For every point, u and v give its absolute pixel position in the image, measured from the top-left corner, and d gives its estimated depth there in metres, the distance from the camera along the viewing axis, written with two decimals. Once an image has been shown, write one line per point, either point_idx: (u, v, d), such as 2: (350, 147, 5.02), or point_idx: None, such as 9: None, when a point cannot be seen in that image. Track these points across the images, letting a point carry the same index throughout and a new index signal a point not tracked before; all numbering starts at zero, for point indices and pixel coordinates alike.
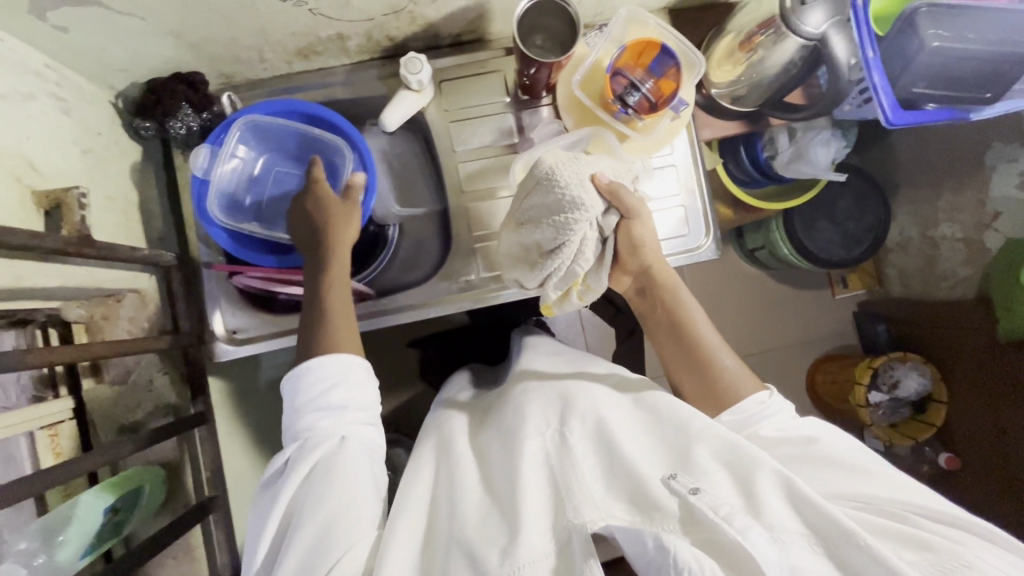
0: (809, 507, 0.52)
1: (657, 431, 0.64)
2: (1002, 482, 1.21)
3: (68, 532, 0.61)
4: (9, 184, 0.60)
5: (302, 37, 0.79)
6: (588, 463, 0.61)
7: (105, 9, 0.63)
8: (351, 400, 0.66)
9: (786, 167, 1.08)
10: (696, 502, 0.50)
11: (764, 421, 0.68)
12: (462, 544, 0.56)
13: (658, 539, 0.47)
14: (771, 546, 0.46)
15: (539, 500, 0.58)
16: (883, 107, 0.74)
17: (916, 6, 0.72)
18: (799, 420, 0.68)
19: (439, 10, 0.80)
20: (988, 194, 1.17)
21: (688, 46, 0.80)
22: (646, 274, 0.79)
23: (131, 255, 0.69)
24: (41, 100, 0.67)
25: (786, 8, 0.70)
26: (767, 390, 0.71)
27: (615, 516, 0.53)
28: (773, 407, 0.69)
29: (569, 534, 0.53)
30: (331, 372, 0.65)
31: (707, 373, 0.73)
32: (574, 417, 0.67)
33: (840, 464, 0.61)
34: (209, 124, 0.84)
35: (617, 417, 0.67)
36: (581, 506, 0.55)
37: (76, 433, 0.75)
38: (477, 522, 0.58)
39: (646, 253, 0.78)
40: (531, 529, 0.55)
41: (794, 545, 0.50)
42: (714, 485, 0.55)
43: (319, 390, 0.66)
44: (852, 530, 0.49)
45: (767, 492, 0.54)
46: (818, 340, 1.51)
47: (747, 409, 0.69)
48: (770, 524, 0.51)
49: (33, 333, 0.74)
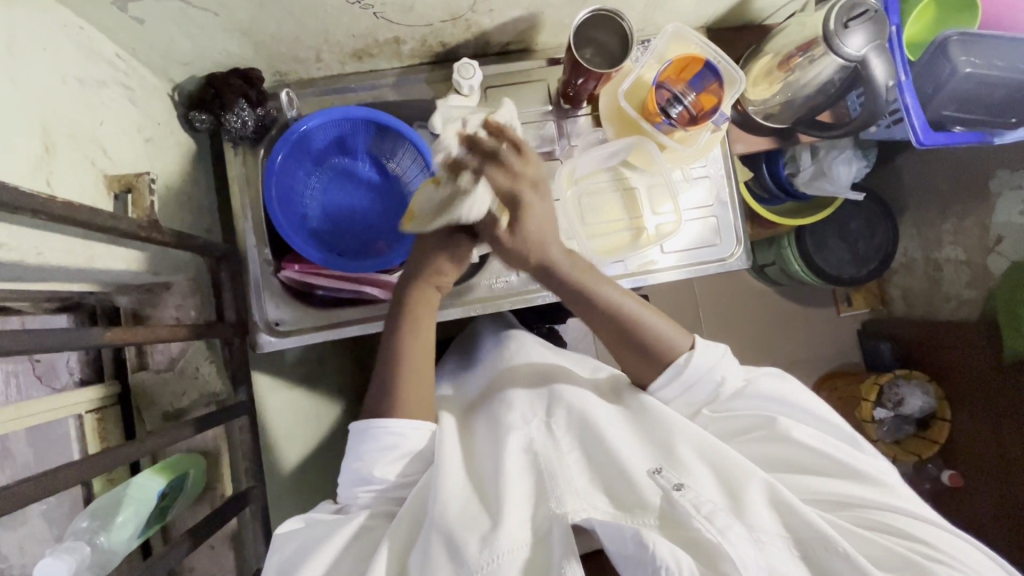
0: (788, 512, 0.56)
1: (645, 429, 0.67)
2: (1004, 501, 1.24)
3: (127, 512, 0.62)
4: (85, 168, 0.62)
5: (361, 38, 0.81)
6: (573, 454, 0.64)
7: (184, 2, 0.65)
8: (397, 470, 0.67)
9: (808, 185, 1.11)
10: (678, 498, 0.54)
11: (696, 384, 0.71)
12: (443, 525, 0.58)
13: (637, 535, 0.50)
14: (749, 546, 0.50)
15: (523, 489, 0.60)
16: (915, 128, 0.81)
17: (948, 34, 0.78)
18: (756, 399, 0.70)
19: (493, 18, 0.84)
20: (992, 219, 1.20)
21: (731, 63, 0.83)
22: (546, 265, 0.69)
23: (192, 243, 0.70)
24: (111, 88, 0.69)
25: (830, 30, 0.74)
26: (691, 347, 0.71)
27: (598, 509, 0.55)
28: (693, 369, 0.70)
29: (550, 523, 0.56)
30: (385, 442, 0.66)
31: (635, 343, 0.71)
32: (560, 408, 0.70)
33: (805, 447, 0.65)
34: (264, 120, 0.84)
35: (603, 411, 0.70)
36: (564, 496, 0.57)
37: (120, 418, 0.78)
38: (459, 508, 0.60)
39: (546, 239, 0.68)
40: (515, 518, 0.57)
41: (771, 545, 0.53)
42: (698, 483, 0.59)
43: (368, 458, 0.67)
44: (831, 539, 0.53)
45: (748, 493, 0.58)
46: (823, 357, 1.54)
47: (677, 370, 0.71)
48: (752, 524, 0.55)
49: (83, 315, 0.75)
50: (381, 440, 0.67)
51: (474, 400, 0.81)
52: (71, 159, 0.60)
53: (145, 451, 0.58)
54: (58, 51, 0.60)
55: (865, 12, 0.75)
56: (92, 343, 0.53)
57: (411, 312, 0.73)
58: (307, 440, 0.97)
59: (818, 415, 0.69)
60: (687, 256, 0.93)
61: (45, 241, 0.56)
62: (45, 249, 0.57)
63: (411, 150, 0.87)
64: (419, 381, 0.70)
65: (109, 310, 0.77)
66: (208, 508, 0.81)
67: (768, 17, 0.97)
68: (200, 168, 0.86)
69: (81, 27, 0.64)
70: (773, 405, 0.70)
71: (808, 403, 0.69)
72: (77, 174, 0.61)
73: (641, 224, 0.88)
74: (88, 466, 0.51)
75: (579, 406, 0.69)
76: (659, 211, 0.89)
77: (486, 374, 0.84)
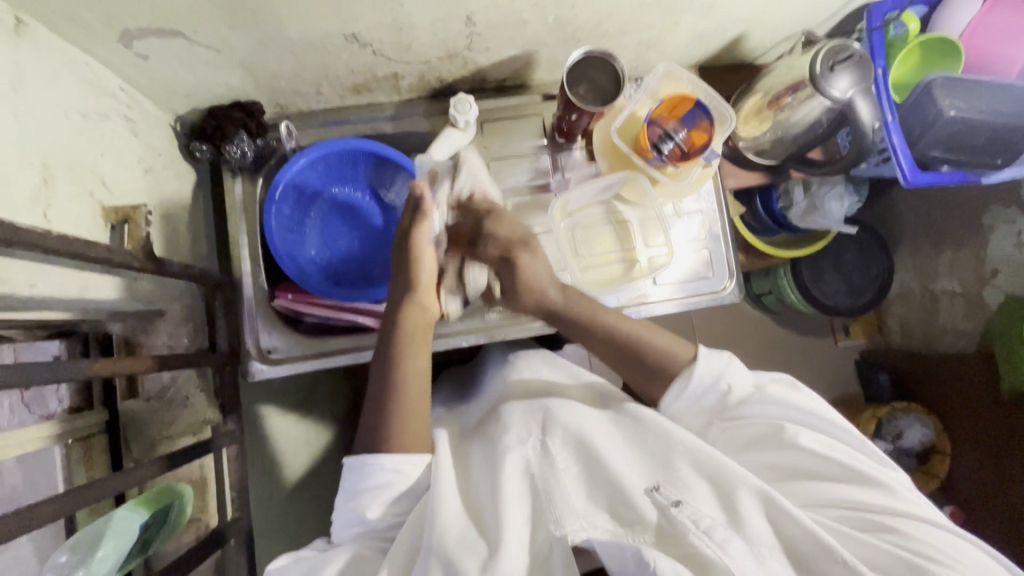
0: (786, 518, 0.54)
1: (640, 444, 0.65)
2: (1007, 540, 1.20)
3: (107, 546, 0.61)
4: (83, 198, 0.64)
5: (360, 74, 0.83)
6: (570, 471, 0.62)
7: (188, 40, 0.68)
8: (393, 506, 0.65)
9: (801, 219, 1.12)
10: (677, 515, 0.54)
11: (700, 395, 0.68)
12: (442, 555, 0.55)
13: (636, 554, 0.50)
14: (749, 559, 0.50)
15: (521, 506, 0.59)
16: (902, 167, 0.83)
17: (932, 79, 0.82)
18: (781, 406, 0.66)
19: (489, 57, 0.86)
20: (987, 252, 1.21)
21: (720, 102, 0.85)
22: (545, 305, 0.75)
23: (187, 272, 0.71)
24: (113, 120, 0.70)
25: (817, 73, 0.76)
26: (695, 357, 0.70)
27: (598, 528, 0.54)
28: (698, 382, 0.68)
29: (551, 546, 0.55)
30: (380, 478, 0.64)
31: (637, 360, 0.72)
32: (555, 427, 0.68)
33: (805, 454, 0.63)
34: (263, 150, 0.87)
35: (600, 430, 0.67)
36: (563, 517, 0.56)
37: (108, 447, 0.78)
38: (458, 534, 0.58)
39: (542, 284, 0.74)
40: (513, 543, 0.55)
41: (772, 560, 0.52)
42: (695, 497, 0.57)
43: (364, 496, 0.64)
44: (830, 546, 0.51)
45: (739, 499, 0.56)
46: (822, 387, 1.52)
47: (683, 389, 0.68)
48: (750, 537, 0.53)
49: (74, 344, 0.73)
50: (374, 476, 0.64)
51: (470, 423, 0.80)
52: (69, 192, 0.62)
53: (131, 484, 0.58)
54: (62, 86, 0.62)
55: (851, 56, 0.77)
56: (80, 376, 0.53)
57: (404, 331, 0.70)
58: (295, 469, 0.95)
59: (827, 421, 0.65)
60: (681, 288, 0.93)
61: (37, 273, 0.58)
62: (37, 280, 0.58)
63: (406, 178, 0.89)
64: (415, 416, 0.67)
65: (102, 338, 0.74)
66: (193, 539, 0.81)
67: (760, 56, 0.99)
68: (198, 196, 0.88)
69: (86, 62, 0.66)
70: (786, 411, 0.66)
71: (812, 406, 0.65)
72: (75, 204, 0.63)
73: (632, 256, 0.89)
74: (69, 500, 0.50)
75: (575, 424, 0.67)
76: (651, 244, 0.89)
77: (486, 402, 0.83)
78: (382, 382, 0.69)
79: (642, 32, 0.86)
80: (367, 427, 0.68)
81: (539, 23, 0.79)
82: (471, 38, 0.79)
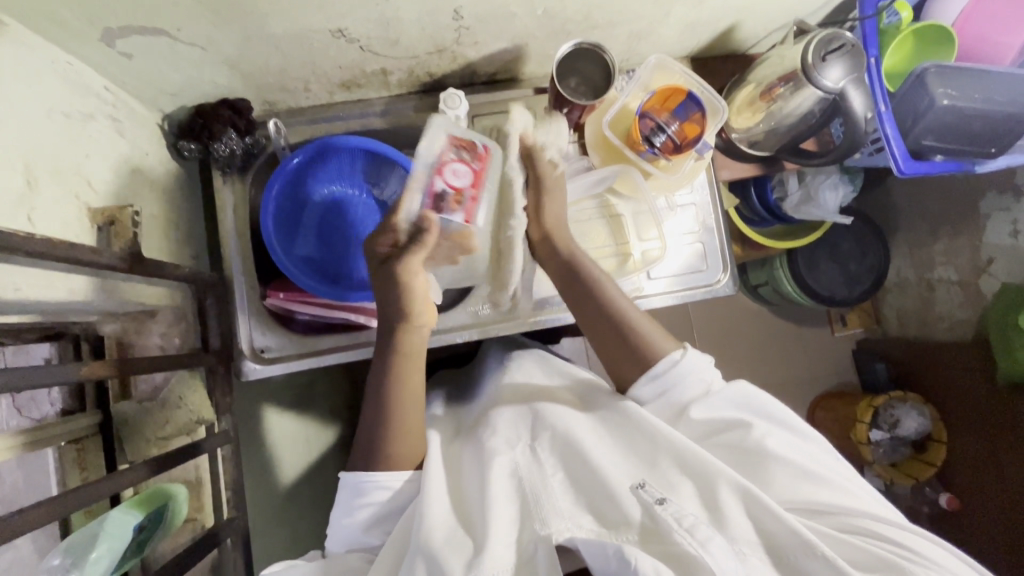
0: (767, 517, 0.54)
1: (627, 447, 0.65)
2: (1004, 527, 1.20)
3: (100, 548, 0.61)
4: (68, 200, 0.64)
5: (348, 70, 0.83)
6: (557, 475, 0.62)
7: (171, 38, 0.67)
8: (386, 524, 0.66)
9: (796, 209, 1.11)
10: (661, 512, 0.54)
11: (678, 383, 0.69)
12: (427, 552, 0.55)
13: (619, 552, 0.50)
14: (730, 556, 0.50)
15: (509, 506, 0.59)
16: (895, 157, 0.84)
17: (925, 66, 0.81)
18: (742, 404, 0.67)
19: (479, 50, 0.85)
20: (983, 240, 1.21)
21: (712, 93, 0.84)
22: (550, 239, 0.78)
23: (176, 273, 0.71)
24: (98, 120, 0.70)
25: (809, 63, 0.76)
26: (681, 348, 0.72)
27: (583, 528, 0.54)
28: (684, 365, 0.69)
29: (534, 547, 0.54)
30: (374, 496, 0.65)
31: (620, 333, 0.72)
32: (544, 431, 0.68)
33: (771, 457, 0.62)
34: (252, 148, 0.87)
35: (588, 430, 0.67)
36: (549, 517, 0.56)
37: (100, 449, 0.78)
38: (445, 534, 0.57)
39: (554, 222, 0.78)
40: (496, 543, 0.55)
41: (753, 558, 0.52)
42: (679, 496, 0.57)
43: (358, 513, 0.65)
44: (809, 541, 0.51)
45: (719, 495, 0.56)
46: (820, 377, 1.52)
47: (658, 372, 0.70)
48: (732, 536, 0.53)
49: (66, 346, 0.74)
50: (368, 493, 0.65)
51: (469, 422, 0.80)
52: (54, 194, 0.61)
53: (122, 486, 0.58)
54: (44, 87, 0.62)
55: (841, 47, 0.77)
56: (68, 378, 0.53)
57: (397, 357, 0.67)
58: (292, 467, 0.95)
59: (791, 426, 0.66)
60: (676, 281, 0.93)
61: (24, 275, 0.58)
62: (22, 283, 0.57)
63: (400, 174, 0.88)
64: (409, 435, 0.68)
65: (94, 338, 0.75)
66: (188, 539, 0.81)
67: (753, 46, 0.98)
68: (188, 196, 0.87)
69: (69, 62, 0.65)
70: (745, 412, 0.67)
71: (775, 410, 0.66)
72: (60, 206, 0.62)
73: (627, 250, 0.89)
74: (60, 504, 0.50)
75: (563, 426, 0.67)
76: (645, 238, 0.89)
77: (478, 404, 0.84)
78: (377, 390, 0.68)
79: (633, 24, 0.85)
80: (364, 438, 0.68)
81: (528, 16, 0.79)
82: (460, 31, 0.79)
